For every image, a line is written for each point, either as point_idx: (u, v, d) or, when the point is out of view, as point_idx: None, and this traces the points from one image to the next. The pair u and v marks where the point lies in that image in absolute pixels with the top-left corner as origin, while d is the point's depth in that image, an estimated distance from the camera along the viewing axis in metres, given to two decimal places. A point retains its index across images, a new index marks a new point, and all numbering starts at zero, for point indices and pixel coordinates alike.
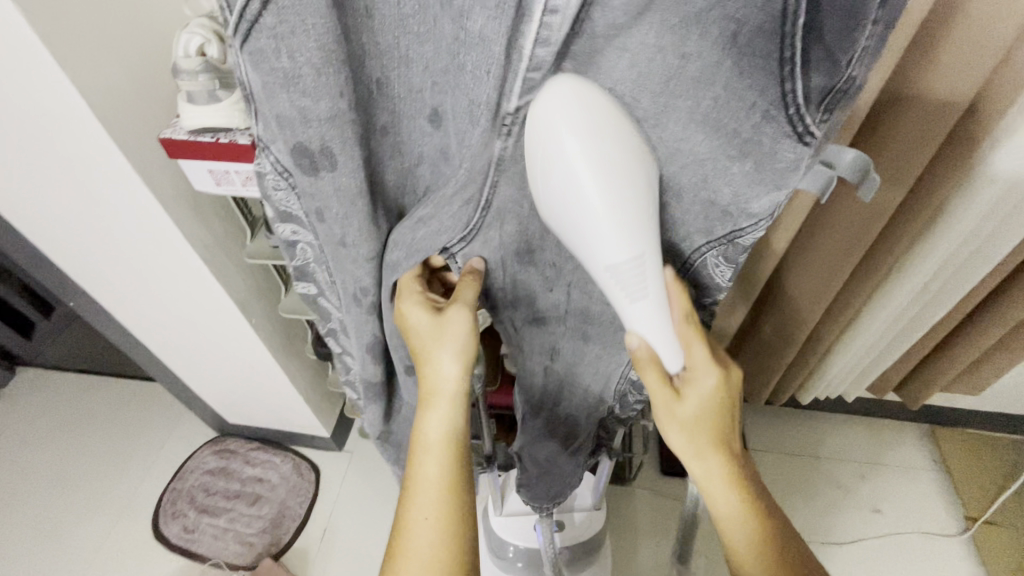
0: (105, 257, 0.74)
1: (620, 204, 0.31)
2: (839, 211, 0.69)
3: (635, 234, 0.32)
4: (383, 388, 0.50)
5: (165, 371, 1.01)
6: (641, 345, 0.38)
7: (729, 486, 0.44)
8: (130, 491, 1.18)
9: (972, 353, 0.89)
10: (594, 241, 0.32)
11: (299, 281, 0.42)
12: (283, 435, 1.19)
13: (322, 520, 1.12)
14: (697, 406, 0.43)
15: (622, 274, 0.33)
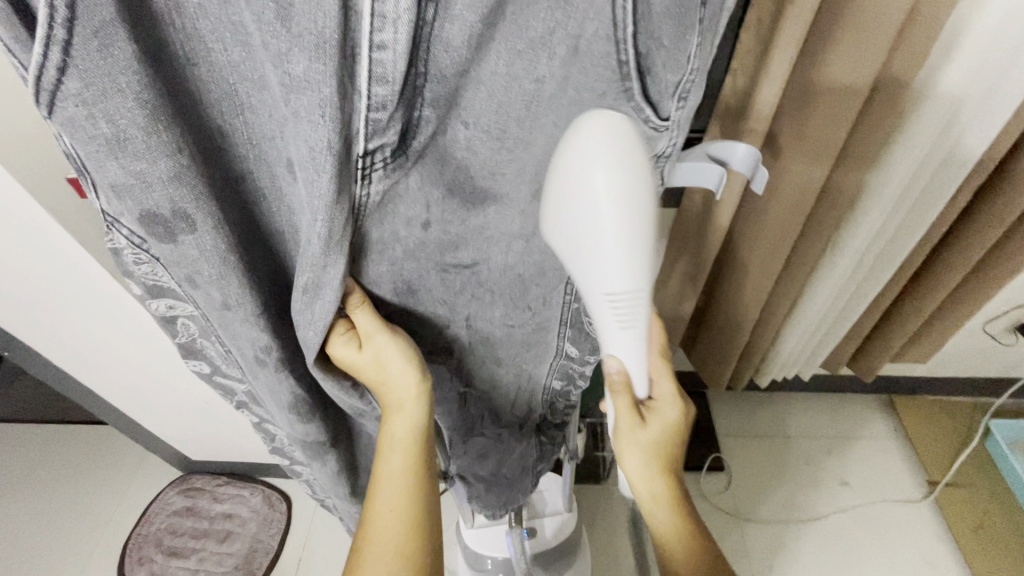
0: (32, 307, 0.71)
1: (630, 237, 0.32)
2: (770, 202, 0.70)
3: (638, 269, 0.34)
4: (319, 445, 0.48)
5: (116, 415, 0.98)
6: (618, 370, 0.40)
7: (671, 511, 0.48)
8: (90, 543, 1.13)
9: (913, 323, 0.92)
10: (597, 268, 0.33)
11: (189, 360, 0.43)
12: (250, 468, 1.16)
13: (297, 550, 1.09)
14: (660, 431, 0.45)
15: (620, 302, 0.35)
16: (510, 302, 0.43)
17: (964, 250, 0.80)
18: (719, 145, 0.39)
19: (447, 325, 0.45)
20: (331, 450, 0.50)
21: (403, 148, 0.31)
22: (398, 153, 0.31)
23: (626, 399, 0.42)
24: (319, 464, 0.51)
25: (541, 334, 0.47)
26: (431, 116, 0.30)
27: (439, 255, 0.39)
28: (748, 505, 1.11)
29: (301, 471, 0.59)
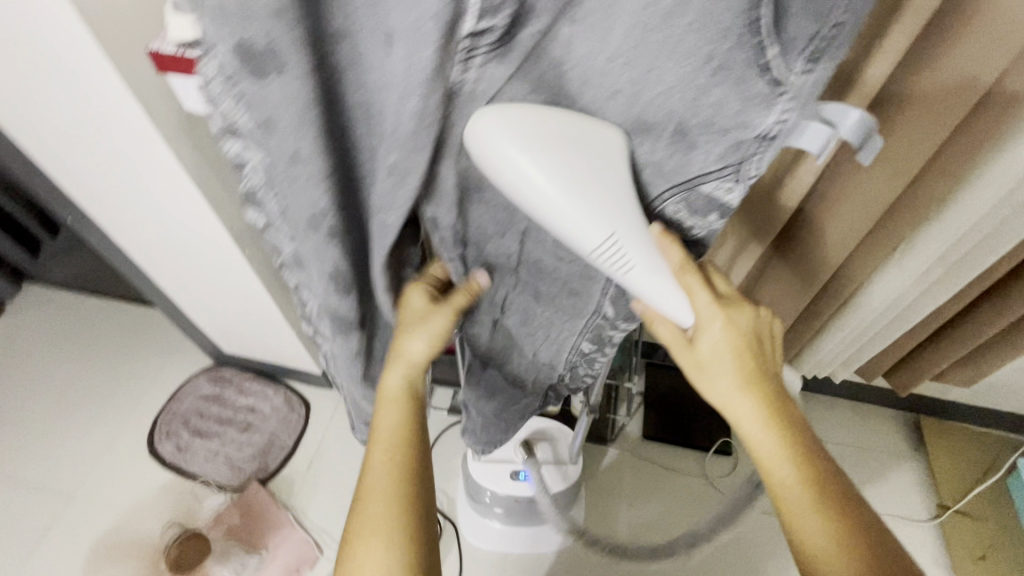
0: (95, 175, 0.73)
1: (579, 187, 0.35)
2: (853, 188, 0.65)
3: (604, 214, 0.35)
4: (354, 323, 0.50)
5: (161, 296, 1.02)
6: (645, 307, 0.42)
7: (767, 426, 0.45)
8: (123, 409, 1.20)
9: (961, 349, 0.87)
10: (569, 230, 0.35)
11: (249, 208, 0.42)
12: (277, 368, 1.22)
13: (309, 452, 1.15)
14: (711, 345, 0.45)
15: (603, 252, 0.36)
16: None
17: None
18: (831, 108, 0.36)
19: (492, 243, 0.46)
20: (359, 328, 0.52)
21: (506, 38, 0.31)
22: (501, 43, 0.31)
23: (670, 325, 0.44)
24: (341, 339, 0.52)
25: (585, 283, 0.47)
26: (542, 10, 0.30)
27: None
28: None
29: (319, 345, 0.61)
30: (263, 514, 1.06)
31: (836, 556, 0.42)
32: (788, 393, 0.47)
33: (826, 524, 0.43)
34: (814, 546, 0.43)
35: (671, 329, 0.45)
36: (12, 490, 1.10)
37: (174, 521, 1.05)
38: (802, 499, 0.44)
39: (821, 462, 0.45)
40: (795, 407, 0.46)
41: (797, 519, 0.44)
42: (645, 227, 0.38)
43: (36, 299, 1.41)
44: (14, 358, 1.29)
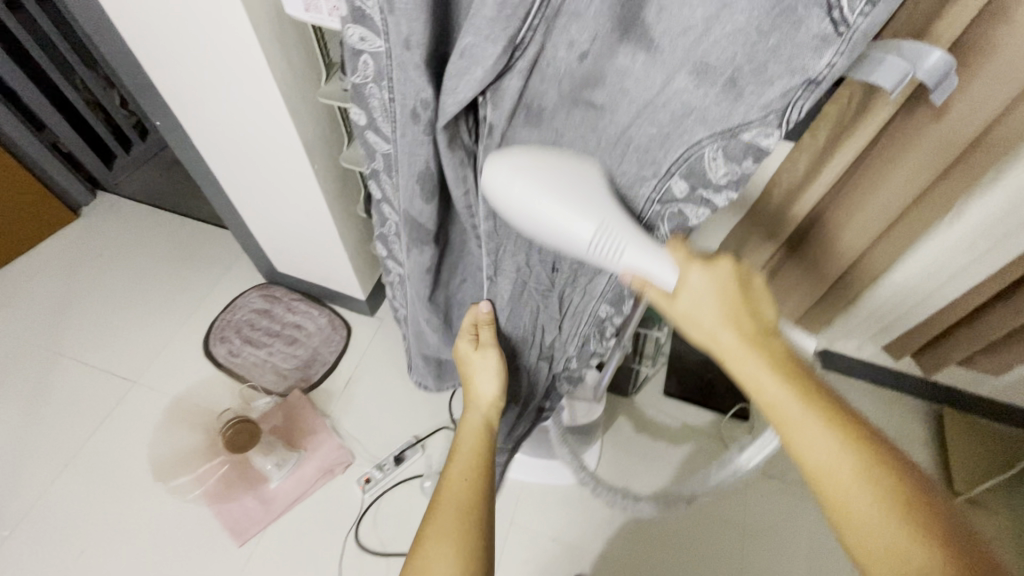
0: (187, 75, 0.80)
1: (570, 198, 0.42)
2: (910, 147, 0.65)
3: (590, 211, 0.42)
4: (424, 232, 0.56)
5: (229, 206, 1.10)
6: (631, 274, 0.44)
7: (773, 378, 0.41)
8: (184, 313, 1.30)
9: (985, 334, 0.85)
10: (565, 228, 0.42)
11: (354, 101, 0.49)
12: (324, 292, 1.29)
13: (348, 370, 1.23)
14: (696, 301, 0.43)
15: (596, 241, 0.42)
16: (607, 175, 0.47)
17: None
18: (911, 47, 0.38)
19: None
20: (431, 243, 0.58)
21: None
22: None
23: (654, 290, 0.44)
24: (415, 252, 0.59)
25: None
26: None
27: (578, 88, 0.43)
28: (768, 463, 1.14)
29: (391, 267, 0.70)
30: (305, 418, 1.15)
31: (851, 471, 0.38)
32: (772, 328, 0.44)
33: (837, 439, 0.39)
34: (824, 466, 0.38)
35: (657, 292, 0.44)
36: (85, 371, 1.22)
37: (229, 409, 1.14)
38: (833, 450, 0.38)
39: (815, 386, 0.41)
40: (780, 342, 0.44)
41: (801, 442, 0.39)
42: (629, 221, 0.43)
43: (108, 209, 1.50)
44: (87, 258, 1.40)
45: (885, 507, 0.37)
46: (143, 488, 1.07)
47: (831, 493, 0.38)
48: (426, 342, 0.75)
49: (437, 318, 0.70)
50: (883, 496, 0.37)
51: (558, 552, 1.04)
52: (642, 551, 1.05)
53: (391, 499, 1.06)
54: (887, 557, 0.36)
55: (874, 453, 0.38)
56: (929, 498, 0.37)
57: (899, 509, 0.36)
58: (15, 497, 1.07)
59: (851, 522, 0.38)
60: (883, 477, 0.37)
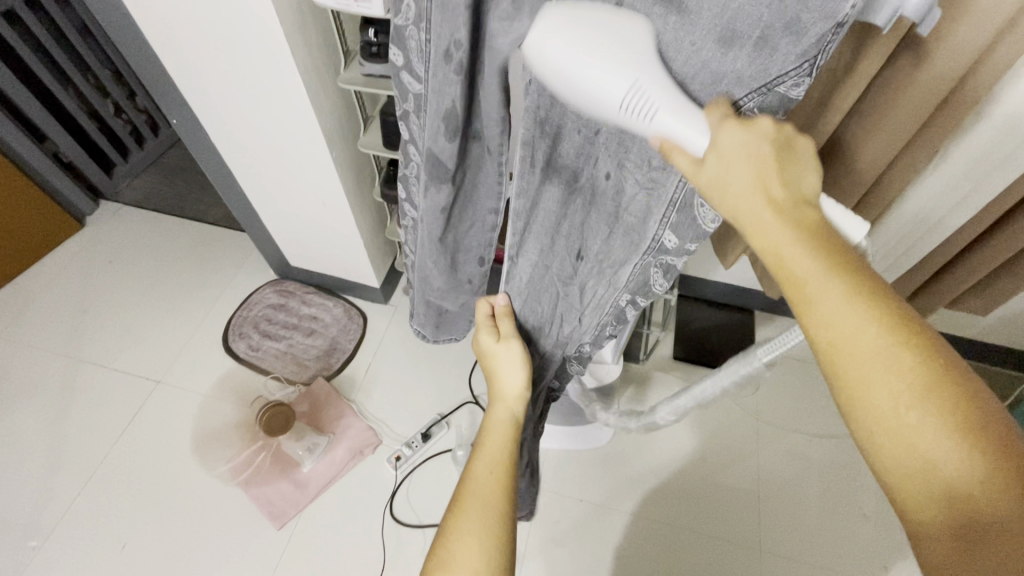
0: (206, 67, 0.82)
1: (610, 56, 0.38)
2: (887, 112, 0.69)
3: (626, 67, 0.38)
4: (443, 173, 0.57)
5: (242, 201, 1.13)
6: (659, 139, 0.40)
7: (809, 247, 0.36)
8: (200, 313, 1.32)
9: (967, 279, 0.91)
10: (598, 88, 0.39)
11: (393, 44, 0.52)
12: (337, 283, 1.32)
13: (366, 356, 1.26)
14: (731, 166, 0.39)
15: (629, 98, 0.39)
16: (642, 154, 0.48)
17: None
18: None
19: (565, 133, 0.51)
20: (449, 183, 0.59)
21: None
22: None
23: (684, 156, 0.39)
24: (431, 191, 0.59)
25: (646, 217, 0.52)
26: None
27: None
28: (774, 416, 1.20)
29: (409, 211, 0.72)
30: (331, 404, 1.18)
31: (878, 349, 0.34)
32: (806, 197, 0.39)
33: (870, 319, 0.34)
34: (850, 342, 0.35)
35: (685, 158, 0.40)
36: (106, 375, 1.23)
37: (260, 397, 1.19)
38: (864, 327, 0.34)
39: (848, 253, 0.36)
40: (814, 211, 0.38)
41: (826, 314, 0.35)
42: (669, 83, 0.39)
43: (113, 216, 1.51)
44: (97, 265, 1.41)
45: (910, 382, 0.33)
46: (175, 484, 1.09)
47: (850, 374, 0.35)
48: (432, 290, 0.77)
49: (445, 263, 0.71)
50: (910, 375, 0.33)
51: (583, 512, 1.10)
52: (664, 505, 1.10)
53: (420, 474, 1.10)
54: (896, 435, 0.34)
55: (906, 329, 0.34)
56: (960, 377, 0.33)
57: (927, 389, 0.33)
58: (47, 503, 1.08)
59: (868, 404, 0.35)
60: (913, 354, 0.34)
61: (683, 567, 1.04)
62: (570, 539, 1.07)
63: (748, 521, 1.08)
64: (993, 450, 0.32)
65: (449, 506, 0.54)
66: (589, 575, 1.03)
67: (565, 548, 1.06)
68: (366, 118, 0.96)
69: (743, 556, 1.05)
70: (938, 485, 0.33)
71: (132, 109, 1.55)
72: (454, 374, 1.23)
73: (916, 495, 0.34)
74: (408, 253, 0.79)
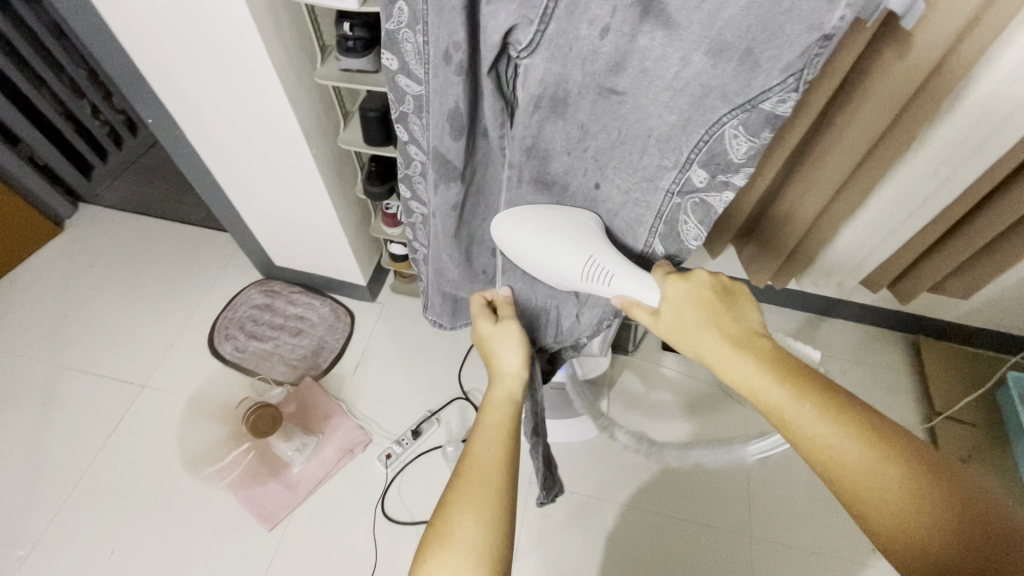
0: (180, 66, 0.81)
1: (563, 247, 0.54)
2: (866, 99, 0.69)
3: (577, 249, 0.53)
4: (453, 170, 0.56)
5: (223, 201, 1.11)
6: (621, 299, 0.52)
7: (762, 370, 0.45)
8: (185, 315, 1.31)
9: (948, 263, 0.92)
10: (559, 266, 0.54)
11: (385, 51, 0.50)
12: (323, 282, 1.31)
13: (355, 355, 1.25)
14: (688, 306, 0.48)
15: (587, 270, 0.53)
16: (635, 162, 0.50)
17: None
18: None
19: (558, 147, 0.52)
20: (460, 180, 0.58)
21: None
22: None
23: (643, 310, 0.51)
24: (442, 189, 0.59)
25: (638, 223, 0.54)
26: None
27: (600, 75, 0.44)
28: None
29: (415, 209, 0.71)
30: (319, 403, 1.17)
31: (856, 455, 0.41)
32: (756, 329, 0.48)
33: (826, 419, 0.43)
34: (833, 452, 0.42)
35: (646, 313, 0.51)
36: (89, 380, 1.21)
37: (246, 398, 1.18)
38: (824, 424, 0.42)
39: (807, 373, 0.45)
40: (762, 336, 0.47)
41: (806, 431, 0.43)
42: (616, 255, 0.53)
43: (92, 218, 1.48)
44: (77, 268, 1.39)
45: (891, 481, 0.40)
46: (164, 488, 1.08)
47: (825, 462, 0.43)
48: (446, 283, 0.76)
49: (456, 262, 0.70)
50: (890, 477, 0.40)
51: (574, 504, 1.10)
52: (654, 494, 1.11)
53: (411, 471, 1.10)
54: (893, 533, 0.40)
55: (873, 436, 0.42)
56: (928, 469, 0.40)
57: (882, 457, 0.41)
58: (33, 512, 1.06)
59: (864, 505, 0.41)
60: (885, 456, 0.41)
61: (675, 554, 1.05)
62: (562, 531, 1.07)
63: (738, 507, 1.10)
64: (942, 501, 0.39)
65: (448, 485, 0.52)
66: (581, 566, 1.04)
67: (557, 540, 1.06)
68: (345, 115, 0.95)
69: (734, 541, 1.06)
70: (945, 575, 0.38)
71: (109, 109, 1.52)
72: (443, 370, 1.22)
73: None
74: (417, 247, 0.79)
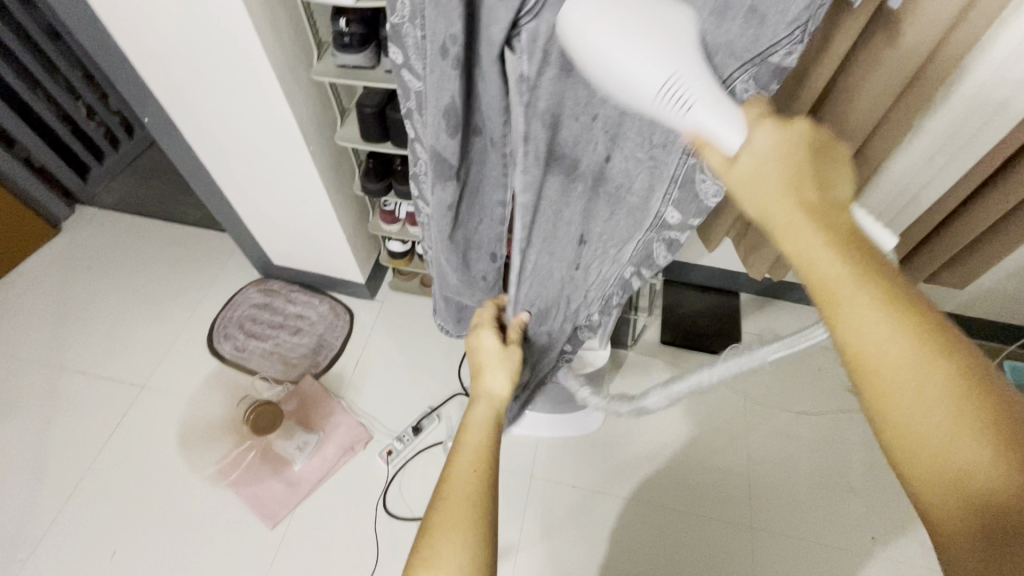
0: (176, 64, 0.81)
1: (659, 47, 0.36)
2: (861, 89, 0.69)
3: (672, 56, 0.37)
4: (449, 168, 0.56)
5: (221, 200, 1.11)
6: (693, 133, 0.39)
7: (829, 242, 0.36)
8: (184, 315, 1.30)
9: (944, 253, 0.92)
10: (636, 75, 0.37)
11: (390, 43, 0.51)
12: (322, 280, 1.31)
13: (355, 353, 1.25)
14: (760, 158, 0.39)
15: (668, 89, 0.37)
16: (645, 137, 0.49)
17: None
18: None
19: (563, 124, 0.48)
20: (455, 179, 0.58)
21: None
22: None
23: (716, 150, 0.39)
24: (439, 188, 0.59)
25: (649, 197, 0.55)
26: None
27: None
28: (762, 395, 1.22)
29: (422, 207, 0.71)
30: (319, 401, 1.17)
31: (904, 352, 0.33)
32: (836, 202, 0.39)
33: (886, 310, 0.34)
34: (879, 348, 0.34)
35: (717, 153, 0.40)
36: (89, 382, 1.21)
37: (246, 396, 1.18)
38: (878, 312, 0.34)
39: (879, 262, 0.36)
40: (843, 213, 0.38)
41: (849, 317, 0.34)
42: (711, 82, 0.38)
43: (89, 220, 1.48)
44: (75, 270, 1.38)
45: (939, 390, 0.32)
46: (165, 488, 1.08)
47: (869, 361, 0.34)
48: (450, 284, 0.77)
49: (456, 260, 0.71)
50: (941, 380, 0.32)
51: (576, 499, 1.10)
52: (656, 488, 1.12)
53: (413, 468, 1.10)
54: (924, 445, 0.32)
55: (933, 333, 0.33)
56: (989, 382, 0.32)
57: (945, 372, 0.32)
58: (34, 515, 1.06)
59: (897, 409, 0.33)
60: (942, 357, 0.32)
61: (677, 547, 1.06)
62: (564, 526, 1.08)
63: (739, 498, 1.10)
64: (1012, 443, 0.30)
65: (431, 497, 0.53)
66: (583, 560, 1.04)
67: (560, 534, 1.07)
68: (343, 111, 0.95)
69: (735, 533, 1.07)
70: (991, 506, 0.30)
71: (105, 111, 1.52)
72: (443, 367, 1.23)
73: (950, 509, 0.32)
74: (426, 248, 0.79)
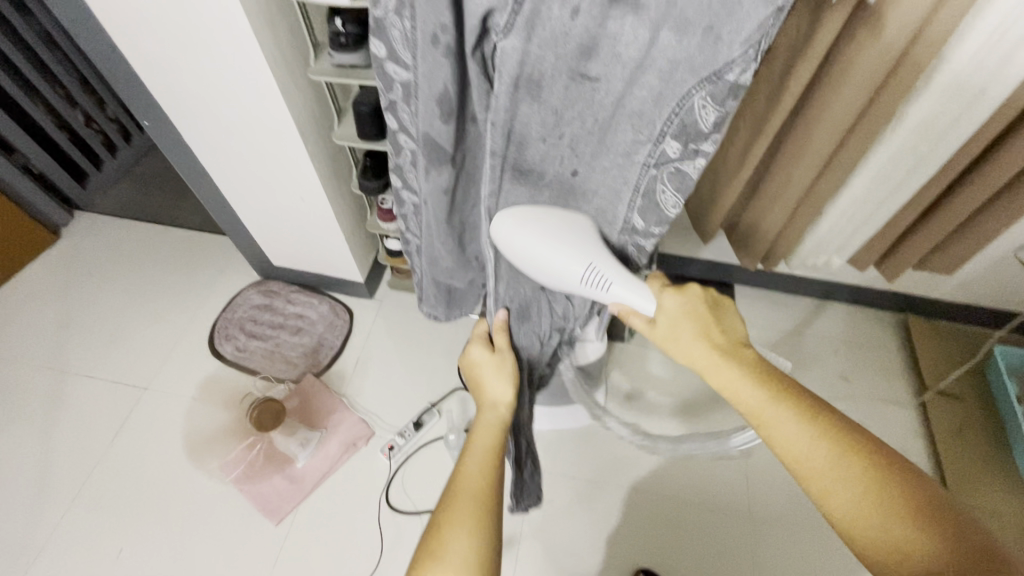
0: (177, 69, 0.83)
1: (567, 254, 0.58)
2: (843, 79, 0.71)
3: (577, 249, 0.58)
4: (443, 155, 0.58)
5: (220, 202, 1.13)
6: (618, 305, 0.58)
7: (742, 375, 0.51)
8: (185, 318, 1.32)
9: (932, 237, 0.95)
10: (559, 275, 0.58)
11: (374, 37, 0.52)
12: (321, 281, 1.32)
13: (355, 351, 1.27)
14: (684, 309, 0.56)
15: (588, 273, 0.58)
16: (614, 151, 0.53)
17: (1008, 157, 0.79)
18: None
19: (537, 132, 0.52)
20: (449, 166, 0.60)
21: None
22: None
23: (642, 317, 0.57)
24: (429, 175, 0.60)
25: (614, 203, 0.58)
26: None
27: (575, 60, 0.46)
28: None
29: (407, 198, 0.72)
30: (321, 398, 1.19)
31: (821, 454, 0.46)
32: (741, 340, 0.55)
33: (791, 417, 0.48)
34: (797, 450, 0.47)
35: (643, 321, 0.57)
36: (92, 384, 1.22)
37: (248, 395, 1.20)
38: (788, 423, 0.48)
39: (783, 383, 0.51)
40: (748, 351, 0.54)
41: (775, 432, 0.49)
42: (616, 262, 0.58)
43: (89, 226, 1.49)
44: (76, 275, 1.40)
45: (848, 474, 0.45)
46: (170, 486, 1.09)
47: (801, 465, 0.47)
48: (438, 272, 0.78)
49: (449, 248, 0.73)
50: (856, 476, 0.45)
51: (576, 489, 1.12)
52: (654, 476, 1.13)
53: (414, 461, 1.11)
54: (872, 530, 0.43)
55: (843, 438, 0.47)
56: (893, 464, 0.45)
57: (843, 455, 0.46)
58: (40, 515, 1.07)
59: (835, 501, 0.45)
60: (850, 456, 0.46)
61: (676, 534, 1.07)
62: (565, 515, 1.09)
63: (737, 485, 1.12)
64: (908, 501, 0.43)
65: (437, 509, 0.54)
66: (584, 548, 1.06)
67: (561, 525, 1.08)
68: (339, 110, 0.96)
69: (731, 518, 1.08)
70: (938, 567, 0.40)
71: (102, 117, 1.53)
72: (442, 363, 1.24)
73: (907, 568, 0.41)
74: (410, 238, 0.79)
